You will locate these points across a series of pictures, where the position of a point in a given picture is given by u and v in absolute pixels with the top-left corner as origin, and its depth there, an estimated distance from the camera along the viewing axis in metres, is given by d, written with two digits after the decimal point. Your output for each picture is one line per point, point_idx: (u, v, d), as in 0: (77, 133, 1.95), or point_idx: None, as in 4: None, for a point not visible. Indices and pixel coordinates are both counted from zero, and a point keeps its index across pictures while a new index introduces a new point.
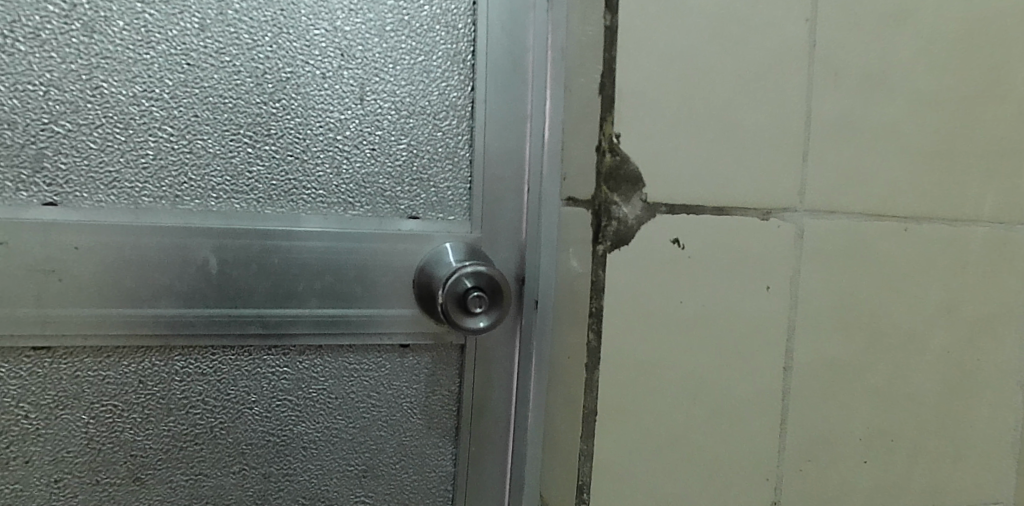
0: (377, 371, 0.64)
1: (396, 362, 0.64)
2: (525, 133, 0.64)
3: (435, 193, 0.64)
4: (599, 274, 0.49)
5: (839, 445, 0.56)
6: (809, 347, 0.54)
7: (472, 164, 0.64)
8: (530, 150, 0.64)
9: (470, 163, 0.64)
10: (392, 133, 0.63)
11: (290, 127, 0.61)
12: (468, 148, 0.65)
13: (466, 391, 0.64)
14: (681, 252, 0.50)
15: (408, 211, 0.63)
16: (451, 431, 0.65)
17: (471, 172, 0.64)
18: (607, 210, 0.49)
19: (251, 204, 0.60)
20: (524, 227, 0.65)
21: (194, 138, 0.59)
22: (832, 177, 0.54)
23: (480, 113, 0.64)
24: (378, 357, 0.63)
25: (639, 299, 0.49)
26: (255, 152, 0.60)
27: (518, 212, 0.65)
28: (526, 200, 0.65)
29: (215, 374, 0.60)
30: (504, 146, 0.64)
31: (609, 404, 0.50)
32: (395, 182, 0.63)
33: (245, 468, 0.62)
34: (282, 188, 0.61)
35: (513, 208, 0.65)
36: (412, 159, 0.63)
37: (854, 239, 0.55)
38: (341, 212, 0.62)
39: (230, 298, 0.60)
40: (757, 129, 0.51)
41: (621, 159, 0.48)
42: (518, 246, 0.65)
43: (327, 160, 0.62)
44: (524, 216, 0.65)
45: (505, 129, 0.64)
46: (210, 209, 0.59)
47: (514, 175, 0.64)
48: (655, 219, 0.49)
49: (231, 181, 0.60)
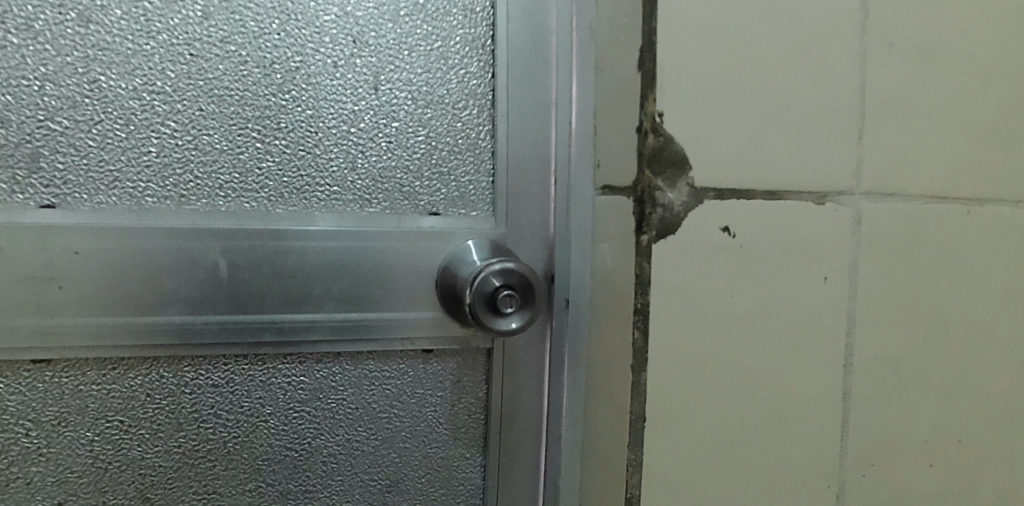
0: (398, 378, 0.60)
1: (418, 369, 0.60)
2: (551, 122, 0.60)
3: (457, 188, 0.60)
4: (645, 267, 0.44)
5: (904, 449, 0.52)
6: (870, 343, 0.50)
7: (495, 156, 0.60)
8: (556, 139, 0.60)
9: (492, 155, 0.60)
10: (409, 124, 0.59)
11: (301, 119, 0.57)
12: (490, 138, 0.60)
13: (495, 398, 0.60)
14: (732, 241, 0.46)
15: (428, 207, 0.59)
16: (479, 440, 0.61)
17: (494, 164, 0.60)
18: (651, 196, 0.44)
19: (261, 203, 0.56)
20: (552, 222, 0.61)
21: (198, 133, 0.55)
22: (889, 156, 0.50)
23: (503, 101, 0.60)
24: (398, 363, 0.59)
25: (686, 294, 0.45)
26: (264, 148, 0.56)
27: (545, 206, 0.61)
28: (554, 193, 0.60)
29: (227, 385, 0.57)
30: (528, 135, 0.60)
31: (659, 410, 0.45)
32: (413, 177, 0.59)
33: (262, 485, 0.58)
34: (293, 186, 0.57)
35: (540, 202, 0.60)
36: (431, 152, 0.59)
37: (915, 225, 0.50)
38: (357, 210, 0.58)
39: (241, 303, 0.56)
40: (809, 105, 0.47)
41: (665, 140, 0.44)
42: (546, 242, 0.61)
43: (341, 155, 0.58)
44: (551, 210, 0.61)
45: (530, 117, 0.60)
46: (218, 209, 0.56)
47: (540, 166, 0.60)
48: (704, 206, 0.45)
49: (239, 179, 0.56)
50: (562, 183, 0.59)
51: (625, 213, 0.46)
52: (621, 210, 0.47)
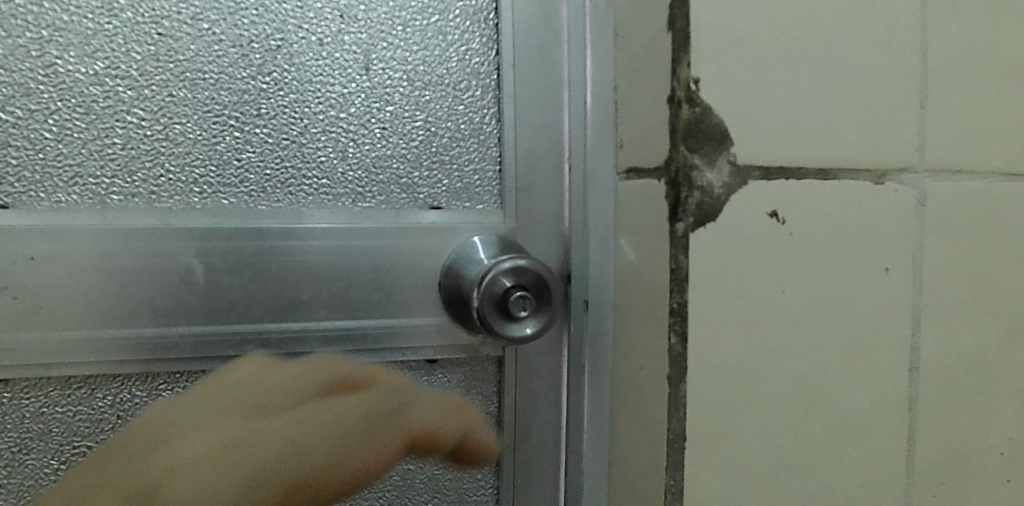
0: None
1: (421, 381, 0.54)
2: (563, 103, 0.54)
3: (460, 178, 0.54)
4: (682, 260, 0.38)
5: (977, 463, 0.45)
6: (937, 341, 0.43)
7: (502, 143, 0.54)
8: (569, 122, 0.53)
9: (499, 142, 0.54)
10: (405, 108, 0.53)
11: (283, 105, 0.51)
12: (496, 123, 0.54)
13: (507, 411, 0.54)
14: (781, 227, 0.39)
15: (429, 200, 0.53)
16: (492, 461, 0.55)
17: (501, 151, 0.54)
18: (687, 176, 0.38)
19: (241, 198, 0.50)
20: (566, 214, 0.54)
21: (169, 122, 0.49)
22: (955, 128, 0.43)
23: (509, 80, 0.53)
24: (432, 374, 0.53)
25: (730, 291, 0.39)
26: (243, 137, 0.50)
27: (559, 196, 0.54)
28: (568, 182, 0.54)
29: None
30: (538, 119, 0.53)
31: (700, 427, 0.39)
32: (411, 167, 0.53)
33: None
34: (276, 179, 0.51)
35: (553, 193, 0.54)
36: (431, 139, 0.53)
37: (984, 206, 0.44)
38: (348, 205, 0.52)
39: (220, 313, 0.50)
40: (863, 70, 0.41)
41: (702, 111, 0.38)
42: (560, 238, 0.54)
43: (329, 143, 0.52)
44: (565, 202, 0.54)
45: (539, 99, 0.53)
46: (192, 206, 0.49)
47: (552, 153, 0.54)
48: (748, 187, 0.38)
49: (216, 172, 0.50)
50: (576, 170, 0.53)
51: (655, 199, 0.40)
52: (650, 195, 0.40)
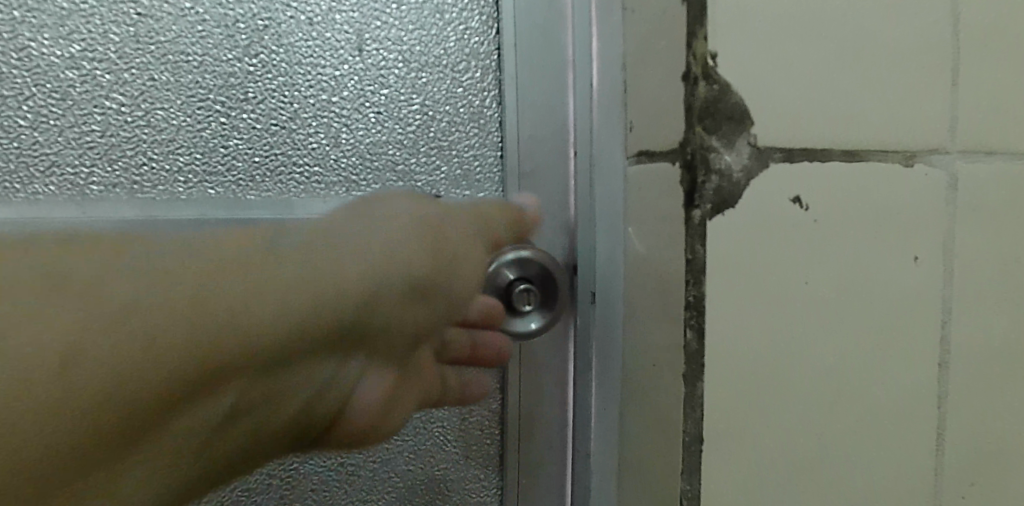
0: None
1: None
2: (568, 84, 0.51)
3: (459, 165, 0.51)
4: (699, 250, 0.35)
5: (1009, 459, 0.42)
6: (968, 333, 0.41)
7: (503, 127, 0.51)
8: (574, 103, 0.50)
9: (500, 126, 0.51)
10: (401, 91, 0.50)
11: (271, 88, 0.48)
12: (497, 106, 0.51)
13: (512, 409, 0.51)
14: (805, 214, 0.36)
15: (427, 188, 0.51)
16: (496, 460, 0.52)
17: (502, 136, 0.51)
18: (704, 159, 0.35)
19: (228, 188, 0.48)
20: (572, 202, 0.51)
21: (151, 107, 0.47)
22: (987, 106, 0.40)
23: (510, 61, 0.50)
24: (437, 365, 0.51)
25: (751, 283, 0.36)
26: (229, 123, 0.48)
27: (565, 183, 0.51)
28: (573, 167, 0.50)
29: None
30: (542, 101, 0.50)
31: (719, 429, 0.37)
32: (408, 154, 0.50)
33: None
34: (266, 167, 0.48)
35: (558, 179, 0.51)
36: (428, 124, 0.50)
37: (1017, 189, 0.41)
38: (343, 194, 0.49)
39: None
40: (891, 44, 0.38)
41: (720, 89, 0.35)
42: (566, 227, 0.51)
43: (320, 129, 0.49)
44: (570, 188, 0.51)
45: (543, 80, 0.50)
46: (177, 196, 0.47)
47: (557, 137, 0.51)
48: (770, 170, 0.35)
49: (202, 160, 0.47)
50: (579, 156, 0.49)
51: (669, 185, 0.37)
52: (663, 180, 0.38)
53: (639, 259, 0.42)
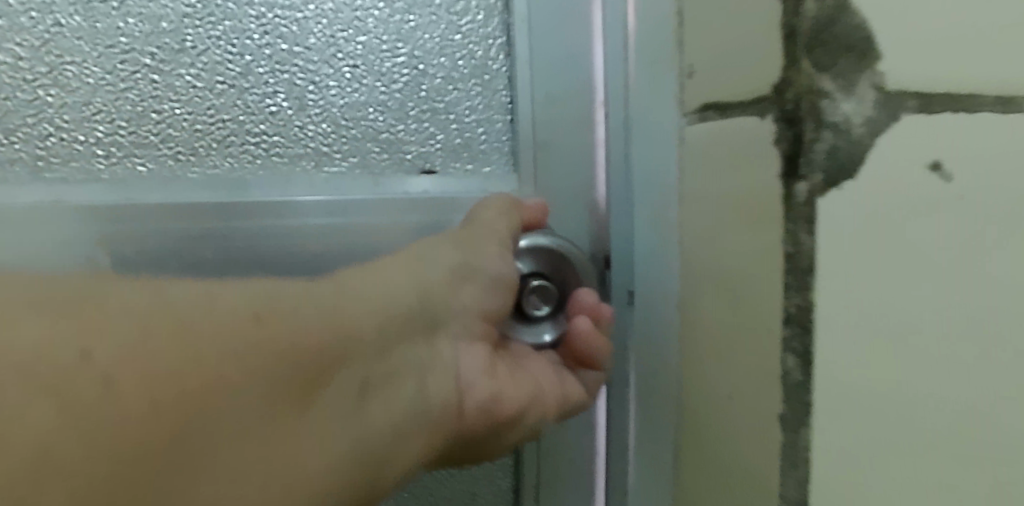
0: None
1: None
2: (595, 22, 0.39)
3: (459, 132, 0.40)
4: (804, 241, 0.24)
5: None
6: None
7: (513, 82, 0.40)
8: (603, 50, 0.39)
9: (510, 82, 0.40)
10: (383, 39, 0.39)
11: (215, 36, 0.37)
12: (505, 56, 0.40)
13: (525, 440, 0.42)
14: (950, 194, 0.23)
15: (418, 162, 0.40)
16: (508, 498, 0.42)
17: (512, 96, 0.40)
18: (812, 110, 0.24)
19: (162, 164, 0.37)
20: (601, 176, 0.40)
21: (57, 61, 0.36)
22: None
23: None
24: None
25: (861, 297, 0.24)
26: (162, 82, 0.37)
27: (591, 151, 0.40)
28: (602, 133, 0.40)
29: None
30: (562, 48, 0.39)
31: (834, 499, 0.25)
32: (393, 120, 0.40)
33: None
34: (209, 138, 0.38)
35: (582, 148, 0.40)
36: (418, 81, 0.40)
37: None
38: (309, 171, 0.39)
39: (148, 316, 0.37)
40: None
41: (839, 6, 0.24)
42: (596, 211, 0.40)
43: (283, 89, 0.38)
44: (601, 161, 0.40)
45: (562, 19, 0.39)
46: (93, 176, 0.37)
47: (581, 94, 0.39)
48: (898, 128, 0.23)
49: (126, 128, 0.37)
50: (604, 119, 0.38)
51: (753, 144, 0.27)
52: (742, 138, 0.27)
53: (704, 249, 0.31)
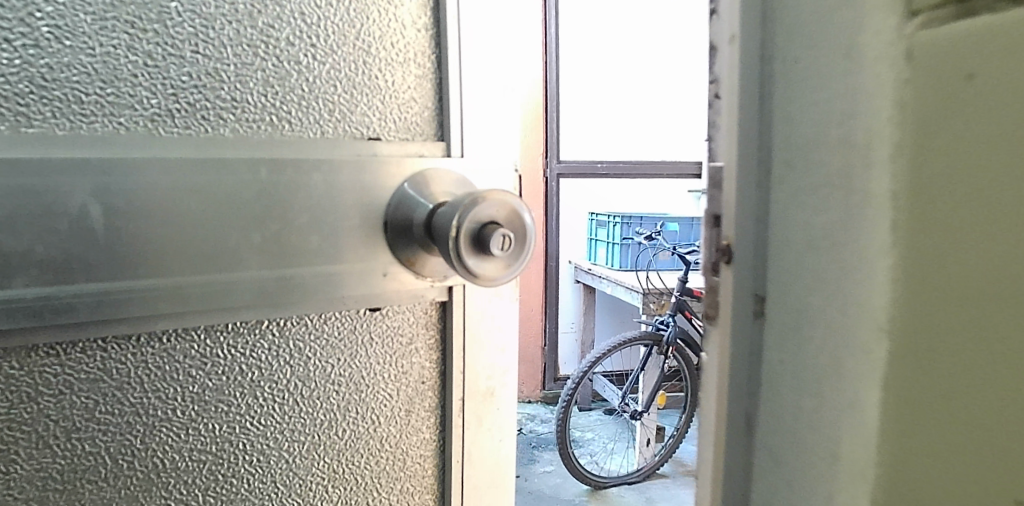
0: (340, 349, 0.53)
1: (360, 336, 0.53)
2: (500, 22, 0.56)
3: (396, 104, 0.53)
4: None
5: None
6: None
7: (442, 66, 0.54)
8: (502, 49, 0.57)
9: (438, 67, 0.55)
10: (330, 31, 0.50)
11: (189, 16, 0.45)
12: (434, 45, 0.54)
13: (452, 370, 0.57)
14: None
15: (367, 131, 0.52)
16: (435, 415, 0.57)
17: (441, 76, 0.55)
18: None
19: (142, 124, 0.44)
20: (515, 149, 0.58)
21: (41, 25, 0.42)
22: None
23: (452, 2, 0.54)
24: (409, 365, 0.56)
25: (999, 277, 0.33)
26: (142, 52, 0.44)
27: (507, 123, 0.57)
28: (505, 107, 0.57)
29: (112, 372, 0.45)
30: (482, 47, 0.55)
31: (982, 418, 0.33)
32: (349, 96, 0.51)
33: (171, 499, 0.48)
34: (183, 103, 0.45)
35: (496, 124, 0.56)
36: (356, 60, 0.51)
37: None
38: (273, 135, 0.48)
39: (48, 265, 0.41)
40: None
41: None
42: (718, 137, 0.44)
43: (258, 65, 0.48)
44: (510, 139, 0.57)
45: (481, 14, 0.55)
46: (85, 128, 0.43)
47: (492, 80, 0.56)
48: None
49: (108, 92, 0.43)
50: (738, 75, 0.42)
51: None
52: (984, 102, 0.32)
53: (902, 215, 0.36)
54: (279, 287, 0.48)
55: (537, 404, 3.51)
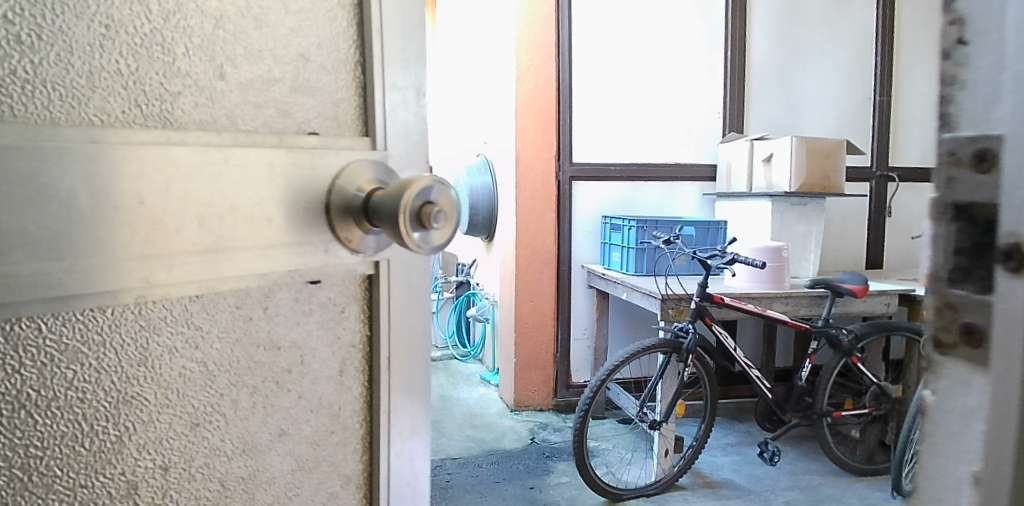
0: (290, 317, 0.53)
1: (303, 305, 0.54)
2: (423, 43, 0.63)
3: (329, 102, 0.55)
4: None
5: None
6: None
7: (366, 71, 0.58)
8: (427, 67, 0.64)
9: (362, 70, 0.58)
10: (279, 35, 0.51)
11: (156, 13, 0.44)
12: (359, 52, 0.57)
13: (382, 335, 0.60)
14: None
15: (305, 126, 0.53)
16: (364, 374, 0.60)
17: (364, 80, 0.58)
18: None
19: (113, 119, 0.42)
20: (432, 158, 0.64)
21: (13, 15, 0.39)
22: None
23: (374, 13, 0.57)
24: (344, 331, 0.58)
25: None
26: (113, 47, 0.43)
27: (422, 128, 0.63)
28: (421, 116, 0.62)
29: (85, 336, 0.42)
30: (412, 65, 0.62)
31: None
32: (290, 95, 0.52)
33: (140, 468, 0.45)
34: (150, 97, 0.44)
35: (413, 128, 0.61)
36: (300, 62, 0.53)
37: None
38: (228, 127, 0.48)
39: (32, 250, 0.38)
40: None
41: None
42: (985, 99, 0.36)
43: (216, 61, 0.48)
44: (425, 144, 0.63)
45: (403, 31, 0.60)
46: (62, 122, 0.40)
47: (410, 89, 0.61)
48: None
49: (80, 85, 0.41)
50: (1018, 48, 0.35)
51: None
52: None
53: None
54: (236, 262, 0.48)
55: (547, 412, 3.42)
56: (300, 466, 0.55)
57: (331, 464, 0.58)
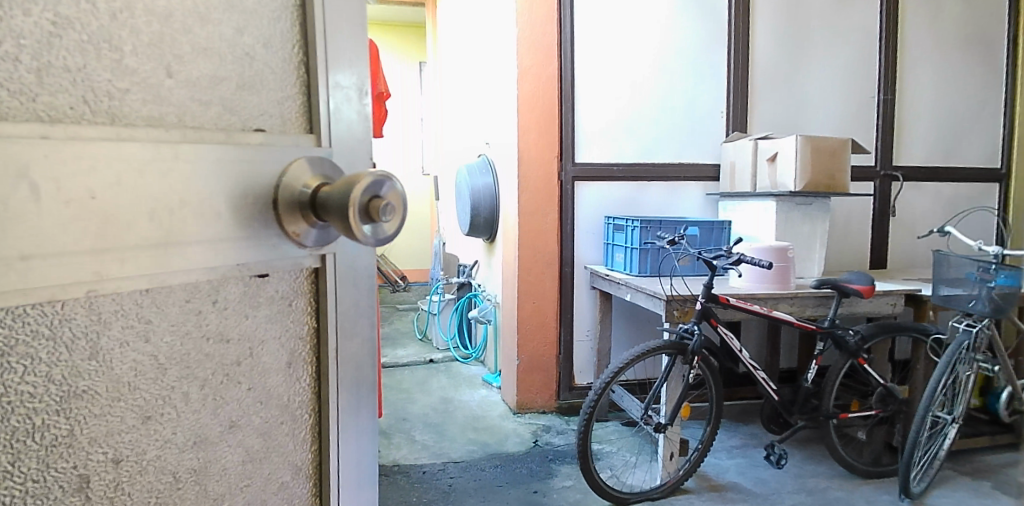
0: (240, 312, 0.53)
1: (252, 298, 0.53)
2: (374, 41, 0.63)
3: (278, 100, 0.55)
4: None
5: None
6: None
7: (311, 69, 0.57)
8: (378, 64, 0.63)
9: (308, 67, 0.57)
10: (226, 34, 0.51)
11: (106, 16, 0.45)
12: (304, 50, 0.57)
13: (328, 324, 0.59)
14: None
15: (253, 122, 0.53)
16: (313, 365, 0.59)
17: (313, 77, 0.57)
18: None
19: (63, 117, 0.42)
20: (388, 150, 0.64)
21: None
22: None
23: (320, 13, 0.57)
24: (297, 324, 0.57)
25: None
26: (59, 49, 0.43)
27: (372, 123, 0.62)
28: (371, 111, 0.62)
29: (34, 331, 0.42)
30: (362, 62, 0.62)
31: None
32: (238, 93, 0.52)
33: (93, 462, 0.45)
34: (96, 96, 0.44)
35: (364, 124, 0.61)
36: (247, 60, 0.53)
37: None
38: (175, 123, 0.48)
39: None
40: None
41: None
42: None
43: (161, 60, 0.48)
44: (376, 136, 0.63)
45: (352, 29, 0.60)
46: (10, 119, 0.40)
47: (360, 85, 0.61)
48: None
49: (27, 85, 0.41)
50: None
51: None
52: None
53: None
54: (185, 256, 0.47)
55: (549, 415, 3.39)
56: (250, 458, 0.55)
57: (283, 456, 0.57)
